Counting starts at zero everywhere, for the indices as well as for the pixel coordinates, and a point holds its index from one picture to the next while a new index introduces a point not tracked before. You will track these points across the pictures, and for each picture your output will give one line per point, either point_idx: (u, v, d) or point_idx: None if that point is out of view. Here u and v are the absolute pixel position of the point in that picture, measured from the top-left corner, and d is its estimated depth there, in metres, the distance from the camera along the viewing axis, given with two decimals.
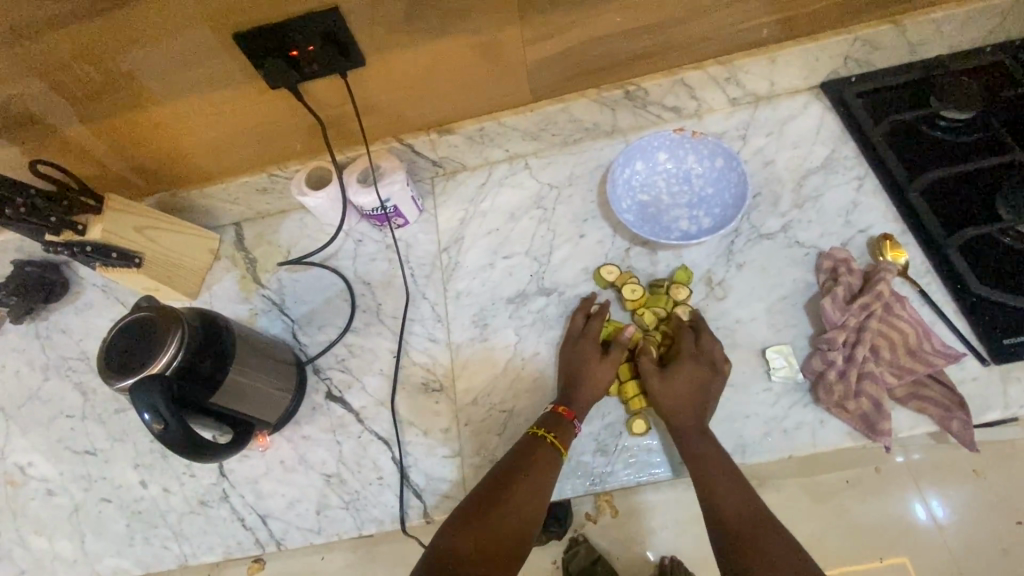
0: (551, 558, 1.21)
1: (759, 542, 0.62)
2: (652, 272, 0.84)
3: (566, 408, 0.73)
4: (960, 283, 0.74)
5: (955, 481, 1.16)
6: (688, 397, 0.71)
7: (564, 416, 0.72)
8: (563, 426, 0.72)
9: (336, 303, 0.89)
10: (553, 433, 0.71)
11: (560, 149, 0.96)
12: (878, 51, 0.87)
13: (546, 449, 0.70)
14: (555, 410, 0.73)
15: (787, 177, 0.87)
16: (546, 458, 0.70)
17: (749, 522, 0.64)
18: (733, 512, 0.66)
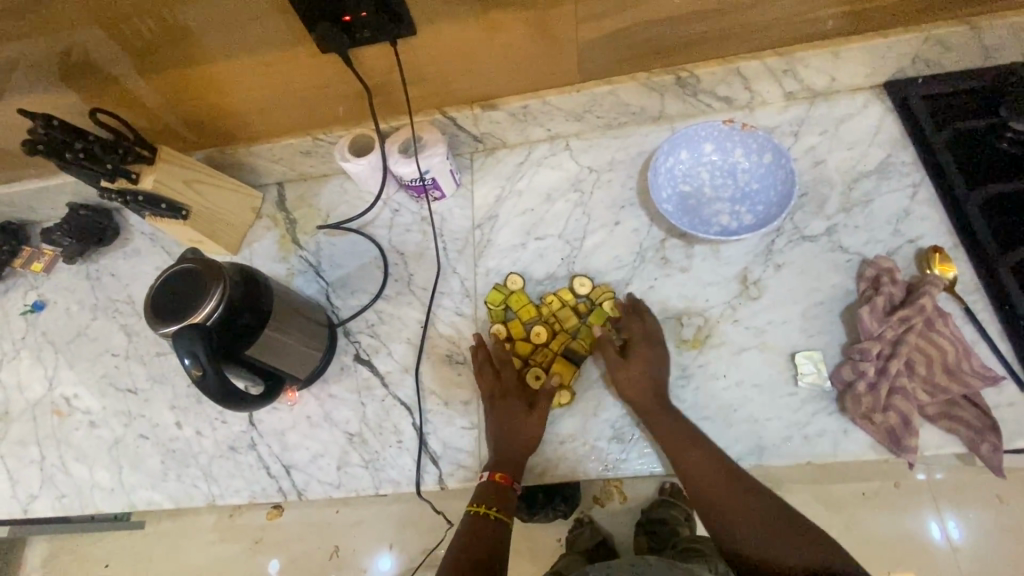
0: (556, 535, 1.23)
1: (727, 498, 0.66)
2: (686, 265, 0.83)
3: (503, 476, 0.72)
4: (1010, 305, 0.71)
5: (978, 503, 1.13)
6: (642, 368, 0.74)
7: (502, 484, 0.72)
8: (506, 496, 0.72)
9: (369, 269, 0.91)
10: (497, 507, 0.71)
11: (603, 132, 0.95)
12: (952, 52, 0.83)
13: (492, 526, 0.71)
14: (493, 479, 0.72)
15: (838, 178, 0.84)
16: (489, 534, 0.70)
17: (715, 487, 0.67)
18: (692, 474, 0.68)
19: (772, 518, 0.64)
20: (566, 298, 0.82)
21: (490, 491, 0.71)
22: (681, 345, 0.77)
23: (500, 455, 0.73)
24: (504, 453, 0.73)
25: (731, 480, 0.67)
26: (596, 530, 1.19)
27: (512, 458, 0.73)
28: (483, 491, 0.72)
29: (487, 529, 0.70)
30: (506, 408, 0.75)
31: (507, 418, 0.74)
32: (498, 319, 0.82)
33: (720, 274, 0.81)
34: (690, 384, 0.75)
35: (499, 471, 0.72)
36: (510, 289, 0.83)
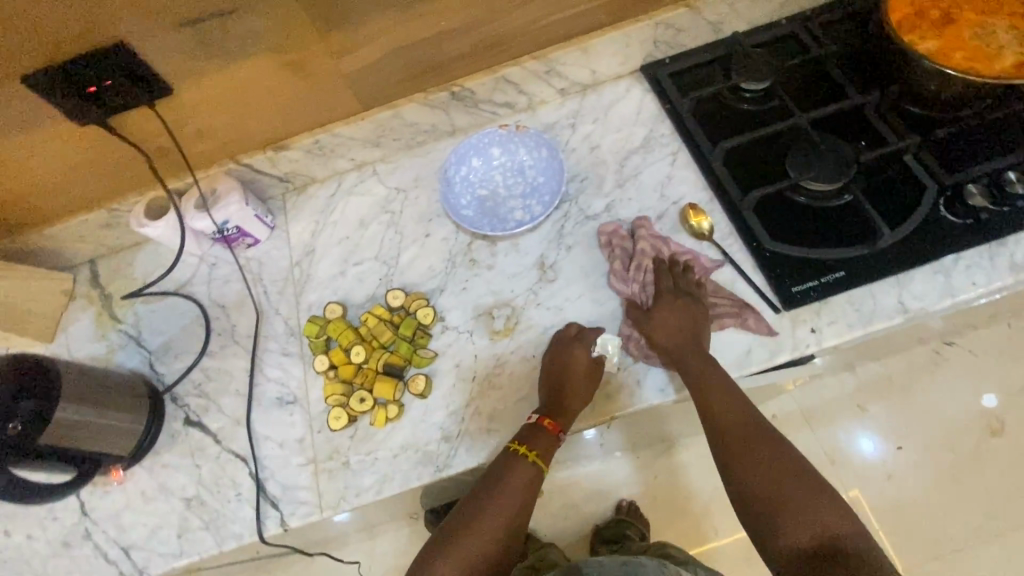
0: None
1: (760, 454, 0.70)
2: (493, 262, 0.88)
3: (550, 421, 0.73)
4: (755, 241, 0.80)
5: (852, 417, 1.52)
6: (676, 330, 0.75)
7: (547, 428, 0.73)
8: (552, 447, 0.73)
9: (192, 329, 0.91)
10: (537, 451, 0.73)
11: (406, 152, 0.99)
12: (682, 32, 0.94)
13: (526, 470, 0.71)
14: (538, 422, 0.73)
15: (611, 159, 0.93)
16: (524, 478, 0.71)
17: (759, 454, 0.69)
18: (762, 434, 0.71)
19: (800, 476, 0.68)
20: (380, 314, 0.84)
21: (534, 434, 0.73)
22: (494, 336, 0.82)
23: (556, 409, 0.73)
24: (556, 399, 0.74)
25: (766, 441, 0.71)
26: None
27: (561, 406, 0.74)
28: (529, 432, 0.73)
29: (525, 470, 0.71)
30: (569, 353, 0.76)
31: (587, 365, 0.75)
32: (319, 347, 0.83)
33: (521, 265, 0.87)
34: (505, 371, 0.80)
35: (548, 416, 0.74)
36: (329, 318, 0.85)
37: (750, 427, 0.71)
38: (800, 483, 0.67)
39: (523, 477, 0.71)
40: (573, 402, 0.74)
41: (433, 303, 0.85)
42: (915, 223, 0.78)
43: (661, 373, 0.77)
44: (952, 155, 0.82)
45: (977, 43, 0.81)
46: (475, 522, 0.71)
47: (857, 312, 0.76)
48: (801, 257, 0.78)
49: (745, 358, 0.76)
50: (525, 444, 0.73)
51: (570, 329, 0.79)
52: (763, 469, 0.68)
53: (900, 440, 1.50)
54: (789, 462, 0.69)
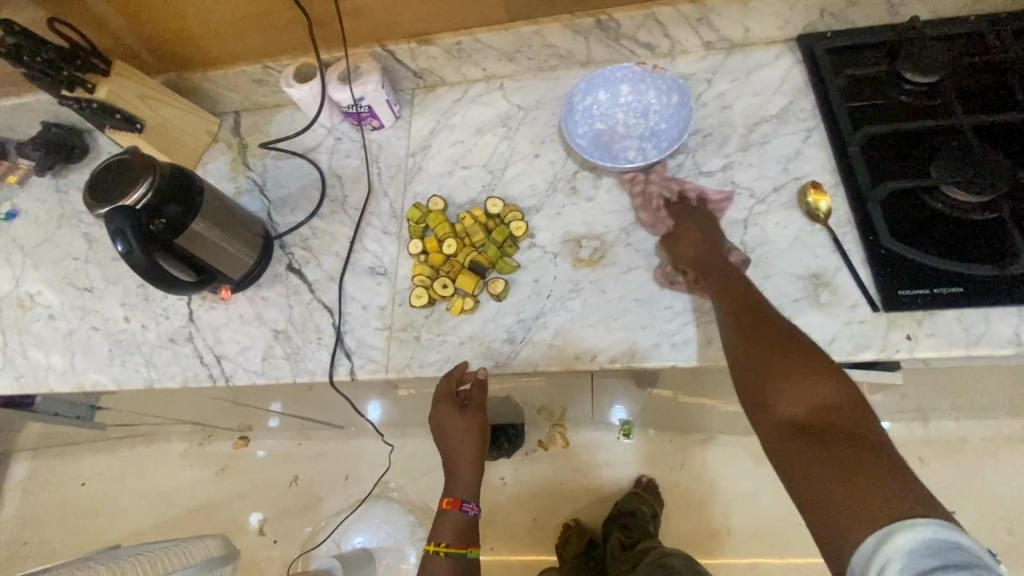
0: (501, 475, 1.49)
1: (782, 381, 0.60)
2: (594, 195, 0.89)
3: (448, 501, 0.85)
4: (874, 234, 0.77)
5: None
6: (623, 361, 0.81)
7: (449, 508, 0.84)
8: (459, 525, 0.84)
9: (309, 191, 0.99)
10: (445, 541, 0.83)
11: (536, 74, 1.01)
12: (856, 7, 0.89)
13: (441, 563, 0.81)
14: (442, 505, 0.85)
15: (739, 123, 0.91)
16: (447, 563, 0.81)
17: (817, 412, 0.57)
18: (861, 430, 0.55)
19: (846, 413, 0.56)
20: (478, 217, 0.88)
21: (440, 523, 0.84)
22: (578, 263, 0.85)
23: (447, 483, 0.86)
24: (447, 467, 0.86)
25: (795, 358, 0.61)
26: (580, 536, 1.38)
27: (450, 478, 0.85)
28: (438, 521, 0.85)
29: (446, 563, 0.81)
30: (443, 418, 0.83)
31: (453, 422, 0.82)
32: (416, 232, 0.89)
33: (621, 204, 0.88)
34: (581, 296, 0.82)
35: (446, 499, 0.85)
36: (430, 208, 0.90)
37: (794, 355, 0.61)
38: (848, 414, 0.56)
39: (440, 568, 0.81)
40: (459, 448, 0.85)
41: (527, 219, 0.89)
42: None
43: None
44: None
45: None
46: None
47: (964, 331, 0.71)
48: (919, 261, 0.74)
49: (828, 346, 0.74)
50: (433, 540, 0.84)
51: (445, 385, 0.80)
52: (797, 394, 0.58)
53: (949, 504, 1.39)
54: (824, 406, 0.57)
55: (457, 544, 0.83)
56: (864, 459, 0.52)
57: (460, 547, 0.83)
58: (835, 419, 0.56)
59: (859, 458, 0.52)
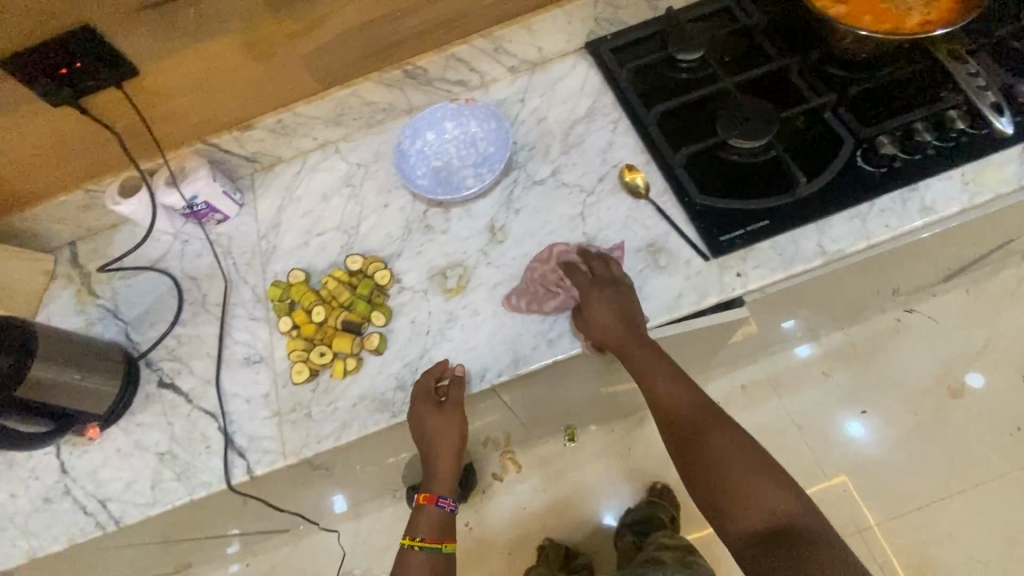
0: (465, 522, 1.49)
1: (728, 465, 0.73)
2: (447, 227, 0.93)
3: (426, 496, 0.84)
4: (687, 195, 0.86)
5: (812, 384, 1.61)
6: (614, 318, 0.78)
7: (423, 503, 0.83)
8: (436, 524, 0.82)
9: (166, 301, 0.96)
10: (426, 536, 0.81)
11: (367, 131, 1.05)
12: (621, 9, 1.01)
13: (414, 556, 0.79)
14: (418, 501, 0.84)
15: (558, 130, 0.99)
16: (421, 563, 0.79)
17: (732, 479, 0.72)
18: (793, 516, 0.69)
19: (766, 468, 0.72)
20: (340, 277, 0.88)
21: (417, 520, 0.82)
22: (447, 293, 0.87)
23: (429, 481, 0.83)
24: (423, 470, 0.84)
25: (726, 436, 0.75)
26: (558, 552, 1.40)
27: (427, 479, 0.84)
28: (415, 519, 0.83)
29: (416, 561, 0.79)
30: (419, 418, 0.78)
31: (435, 422, 0.78)
32: (283, 309, 0.88)
33: (473, 229, 0.92)
34: (457, 324, 0.85)
35: (423, 493, 0.84)
36: (291, 283, 0.90)
37: (750, 465, 0.72)
38: (763, 470, 0.72)
39: (417, 568, 0.78)
40: (443, 449, 0.80)
41: (390, 267, 0.91)
42: (834, 172, 0.83)
43: None
44: (871, 108, 0.87)
45: (888, 6, 0.86)
46: None
47: (779, 256, 0.82)
48: (728, 208, 0.84)
49: (677, 302, 0.81)
50: (409, 534, 0.82)
51: (427, 377, 0.79)
52: (724, 460, 0.73)
53: (862, 405, 1.58)
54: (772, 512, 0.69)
55: (434, 539, 0.80)
56: (780, 493, 0.70)
57: (436, 556, 0.80)
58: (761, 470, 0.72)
59: (763, 488, 0.70)
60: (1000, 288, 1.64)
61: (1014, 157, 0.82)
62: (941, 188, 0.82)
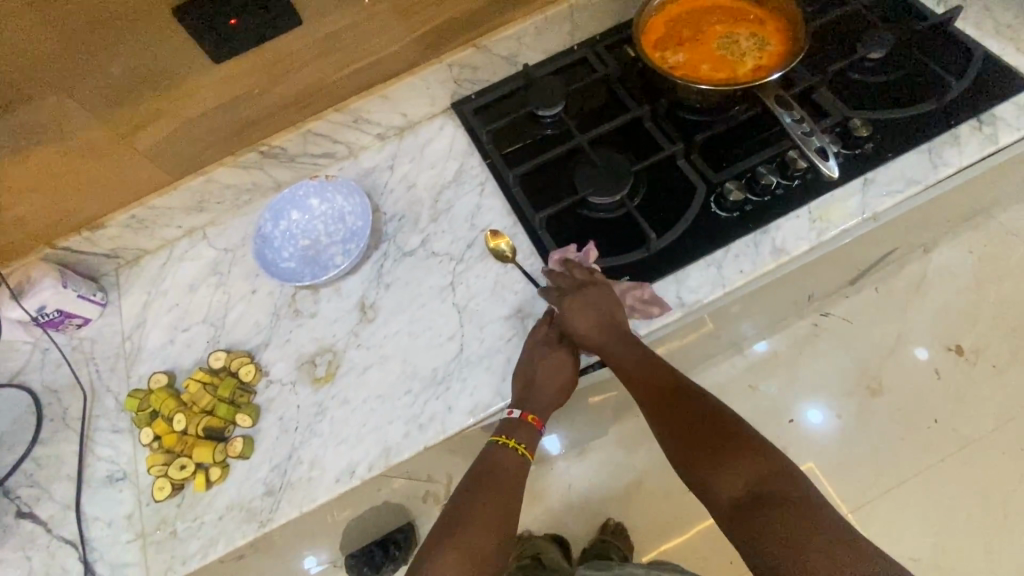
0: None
1: (728, 461, 0.69)
2: (316, 310, 0.90)
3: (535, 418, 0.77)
4: (550, 256, 0.86)
5: (741, 399, 1.63)
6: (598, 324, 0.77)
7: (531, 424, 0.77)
8: (535, 436, 0.77)
9: (24, 419, 0.90)
10: (524, 443, 0.76)
11: (234, 213, 1.02)
12: (478, 70, 1.01)
13: (516, 459, 0.75)
14: (523, 417, 0.76)
15: (426, 195, 0.98)
16: (512, 465, 0.75)
17: (721, 437, 0.71)
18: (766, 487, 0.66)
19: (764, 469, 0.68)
20: (202, 380, 0.85)
21: (521, 427, 0.76)
22: (316, 384, 0.84)
23: (535, 402, 0.76)
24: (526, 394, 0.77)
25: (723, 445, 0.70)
26: None
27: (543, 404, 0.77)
28: (512, 425, 0.76)
29: (512, 463, 0.75)
30: (555, 352, 0.78)
31: (556, 369, 0.77)
32: (145, 419, 0.84)
33: (342, 309, 0.89)
34: (326, 417, 0.81)
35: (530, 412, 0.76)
36: (151, 389, 0.86)
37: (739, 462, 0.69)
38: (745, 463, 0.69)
39: (513, 467, 0.75)
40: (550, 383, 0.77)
41: (257, 360, 0.87)
42: (687, 222, 0.85)
43: (470, 396, 0.80)
44: (721, 153, 0.89)
45: (723, 53, 0.88)
46: (473, 517, 0.70)
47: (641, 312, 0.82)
48: (589, 268, 0.84)
49: None
50: (509, 436, 0.76)
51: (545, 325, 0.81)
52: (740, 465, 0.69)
53: (789, 414, 1.61)
54: (764, 470, 0.68)
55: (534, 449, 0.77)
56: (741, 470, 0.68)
57: (523, 465, 0.76)
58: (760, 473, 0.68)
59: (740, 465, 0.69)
60: (908, 282, 1.68)
61: (854, 191, 0.84)
62: (790, 227, 0.84)
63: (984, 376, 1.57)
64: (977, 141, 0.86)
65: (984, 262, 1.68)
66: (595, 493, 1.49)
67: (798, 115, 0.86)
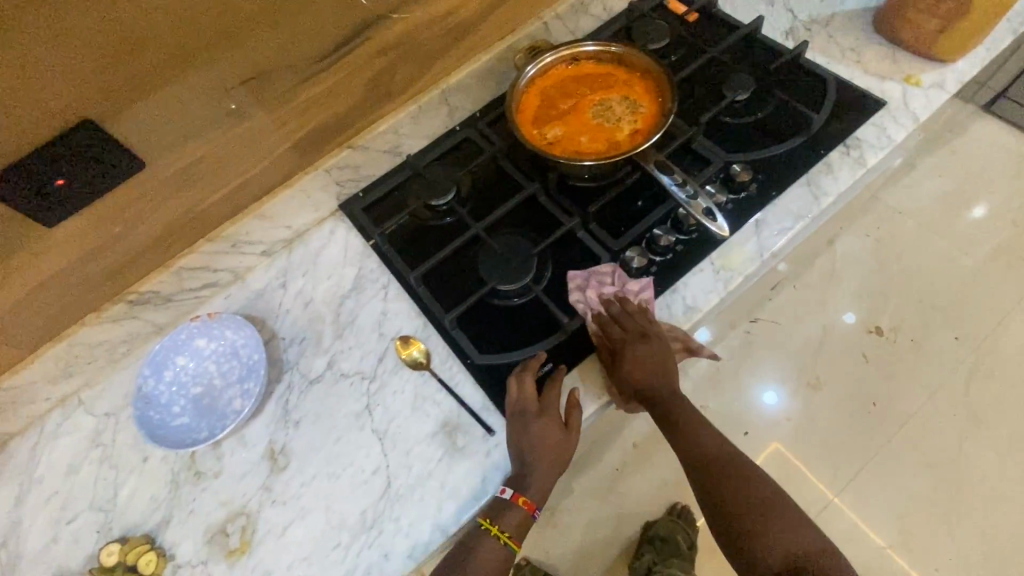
0: None
1: (736, 484, 0.76)
2: (221, 467, 0.80)
3: (526, 501, 0.71)
4: (468, 357, 0.81)
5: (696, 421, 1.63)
6: (652, 369, 0.76)
7: (523, 510, 0.71)
8: (525, 523, 0.71)
9: None
10: (510, 532, 0.71)
11: (112, 368, 0.90)
12: (360, 168, 0.97)
13: (496, 550, 0.70)
14: (515, 502, 0.71)
15: (326, 310, 0.90)
16: (495, 556, 0.70)
17: (727, 464, 0.77)
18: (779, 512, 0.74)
19: (763, 498, 0.74)
20: None
21: (507, 514, 0.71)
22: (231, 557, 0.74)
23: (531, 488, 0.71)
24: (520, 474, 0.72)
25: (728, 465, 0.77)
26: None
27: (535, 484, 0.71)
28: (501, 509, 0.71)
29: (490, 554, 0.70)
30: (541, 424, 0.73)
31: (553, 435, 0.73)
32: None
33: (250, 461, 0.80)
34: None
35: (523, 492, 0.71)
36: None
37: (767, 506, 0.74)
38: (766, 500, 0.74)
39: (492, 559, 0.70)
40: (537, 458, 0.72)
41: (160, 542, 0.77)
42: (599, 295, 0.83)
43: (407, 535, 0.72)
44: (619, 217, 0.89)
45: (598, 121, 0.89)
46: None
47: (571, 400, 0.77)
48: (510, 363, 0.80)
49: (482, 487, 0.74)
50: (495, 522, 0.71)
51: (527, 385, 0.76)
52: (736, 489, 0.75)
53: (744, 426, 1.63)
54: (751, 492, 0.75)
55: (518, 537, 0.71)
56: (769, 514, 0.73)
57: (507, 554, 0.71)
58: (761, 501, 0.74)
59: (742, 483, 0.76)
60: (821, 275, 1.77)
61: (749, 235, 0.86)
62: (695, 283, 0.83)
63: (907, 352, 1.66)
64: (849, 165, 0.89)
65: (881, 244, 1.79)
66: (575, 558, 1.41)
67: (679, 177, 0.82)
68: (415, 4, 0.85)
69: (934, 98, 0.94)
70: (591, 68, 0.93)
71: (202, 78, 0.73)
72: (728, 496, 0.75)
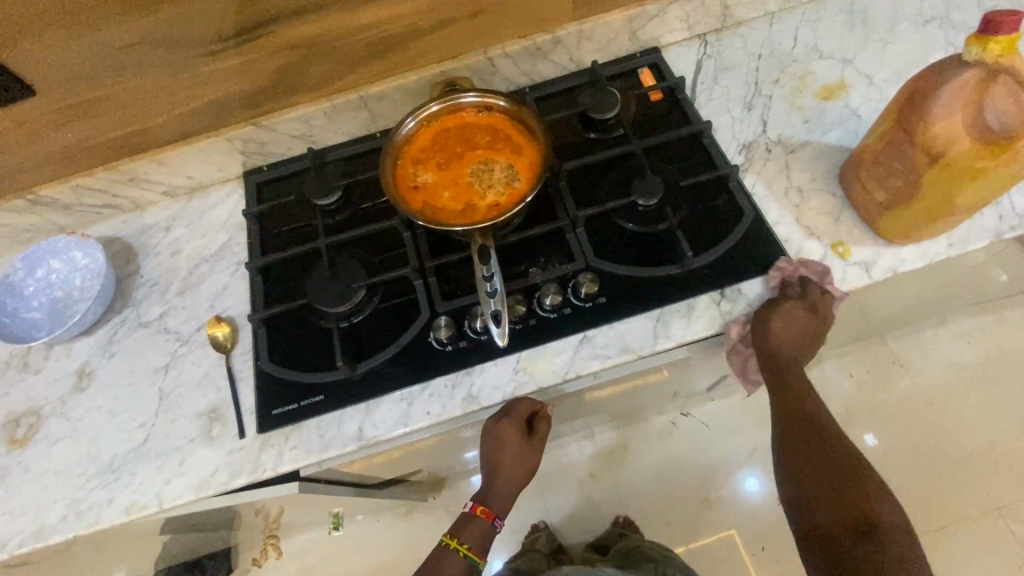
0: None
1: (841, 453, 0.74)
2: (42, 367, 0.91)
3: (485, 510, 0.86)
4: (259, 357, 0.85)
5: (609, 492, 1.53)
6: (797, 336, 0.77)
7: (484, 518, 0.86)
8: (482, 534, 0.86)
9: None
10: (468, 543, 0.85)
11: (17, 248, 1.03)
12: (266, 145, 1.00)
13: (456, 561, 0.84)
14: (475, 511, 0.86)
15: (183, 266, 0.96)
16: (455, 565, 0.84)
17: (813, 430, 0.75)
18: (860, 492, 0.71)
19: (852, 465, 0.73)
20: None
21: (468, 524, 0.86)
22: (9, 446, 0.84)
23: (488, 494, 0.86)
24: (487, 480, 0.86)
25: (814, 433, 0.75)
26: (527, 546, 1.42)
27: (490, 496, 0.86)
28: (465, 521, 0.87)
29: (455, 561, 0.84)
30: (500, 429, 0.80)
31: (517, 444, 0.81)
32: None
33: (63, 371, 0.90)
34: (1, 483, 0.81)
35: (481, 505, 0.87)
36: None
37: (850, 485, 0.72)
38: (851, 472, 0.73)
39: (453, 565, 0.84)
40: (506, 459, 0.82)
41: None
42: (396, 348, 0.82)
43: (133, 490, 0.79)
44: (459, 279, 0.87)
45: (472, 179, 0.87)
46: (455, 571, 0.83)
47: (319, 437, 0.79)
48: (288, 379, 0.82)
49: (207, 479, 0.78)
50: (456, 537, 0.86)
51: (525, 406, 0.80)
52: (839, 461, 0.73)
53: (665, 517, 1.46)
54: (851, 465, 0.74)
55: (476, 549, 0.85)
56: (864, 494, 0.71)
57: (467, 564, 0.85)
58: (844, 474, 0.73)
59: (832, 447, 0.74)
60: None
61: (568, 346, 0.81)
62: (491, 373, 0.80)
63: None
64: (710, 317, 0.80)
65: (860, 391, 1.60)
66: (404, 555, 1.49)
67: (492, 270, 0.78)
68: (325, 11, 0.85)
69: (850, 278, 0.81)
70: (497, 121, 0.89)
71: (93, 33, 0.78)
72: (826, 459, 0.74)
